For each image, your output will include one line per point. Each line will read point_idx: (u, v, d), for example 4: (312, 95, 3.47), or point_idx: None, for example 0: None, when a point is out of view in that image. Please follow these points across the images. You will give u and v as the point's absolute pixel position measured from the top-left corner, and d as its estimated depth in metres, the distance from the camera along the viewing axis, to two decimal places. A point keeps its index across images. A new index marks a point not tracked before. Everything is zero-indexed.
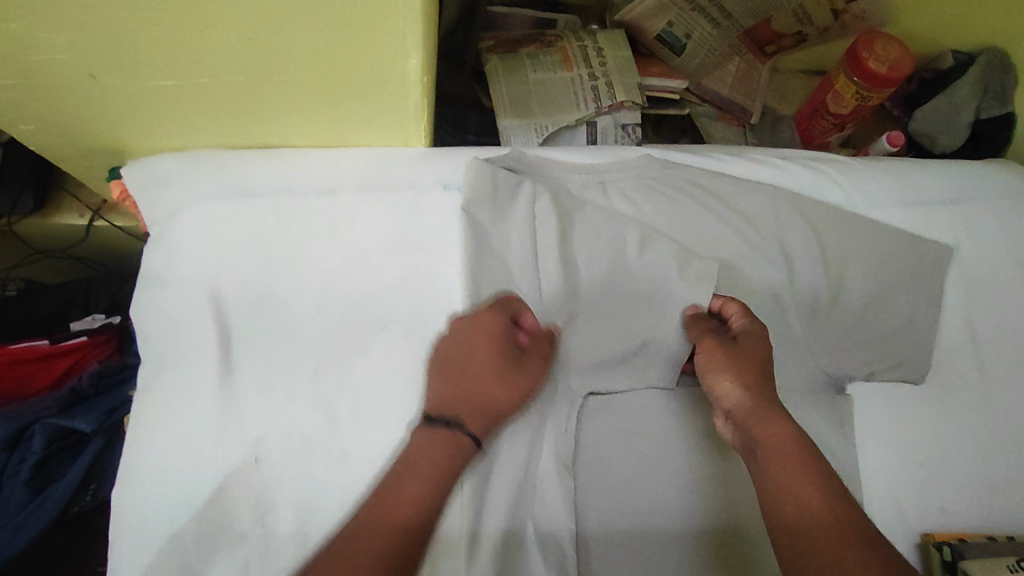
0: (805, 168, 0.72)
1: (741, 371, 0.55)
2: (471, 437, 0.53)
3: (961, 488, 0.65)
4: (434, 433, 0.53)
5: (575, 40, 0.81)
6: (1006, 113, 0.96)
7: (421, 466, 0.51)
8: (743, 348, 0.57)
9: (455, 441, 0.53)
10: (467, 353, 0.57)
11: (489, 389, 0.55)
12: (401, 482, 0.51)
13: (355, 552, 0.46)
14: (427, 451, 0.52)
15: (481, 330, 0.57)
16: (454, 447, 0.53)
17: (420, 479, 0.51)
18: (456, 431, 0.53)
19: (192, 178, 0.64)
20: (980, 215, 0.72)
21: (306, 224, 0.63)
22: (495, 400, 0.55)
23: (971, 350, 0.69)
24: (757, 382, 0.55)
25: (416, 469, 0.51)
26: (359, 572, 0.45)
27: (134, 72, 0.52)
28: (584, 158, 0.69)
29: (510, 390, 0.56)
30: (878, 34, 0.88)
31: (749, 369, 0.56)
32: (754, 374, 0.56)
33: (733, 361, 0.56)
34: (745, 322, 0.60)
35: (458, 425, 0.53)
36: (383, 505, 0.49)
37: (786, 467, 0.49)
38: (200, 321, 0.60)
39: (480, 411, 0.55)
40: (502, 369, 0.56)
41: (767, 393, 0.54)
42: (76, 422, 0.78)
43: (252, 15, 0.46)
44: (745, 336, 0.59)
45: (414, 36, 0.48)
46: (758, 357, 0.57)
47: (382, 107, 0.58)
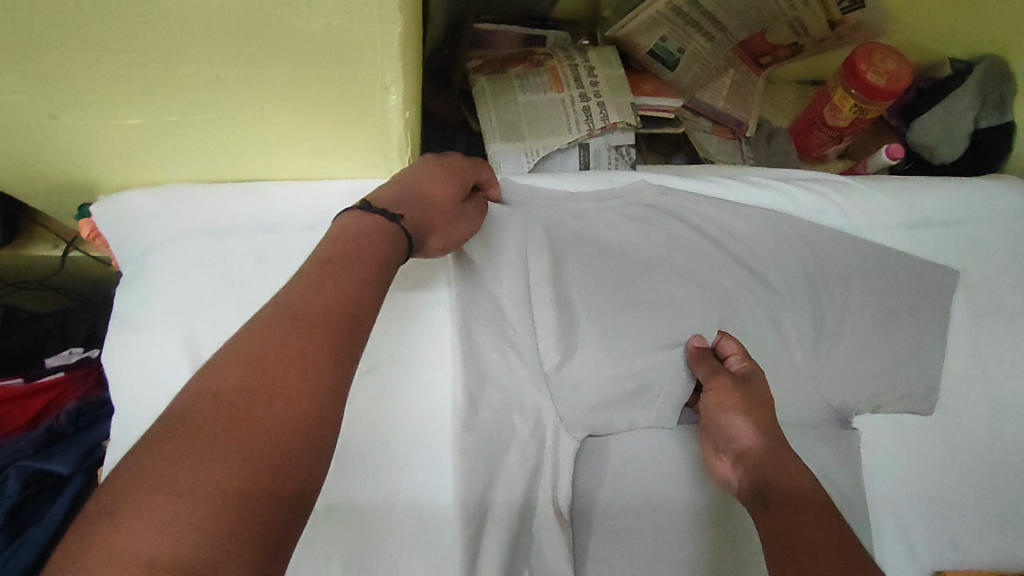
0: (807, 191, 0.69)
1: (754, 410, 0.55)
2: (403, 233, 0.49)
3: (972, 522, 0.63)
4: (370, 211, 0.49)
5: (565, 58, 0.78)
6: (1005, 122, 0.95)
7: (359, 244, 0.46)
8: (755, 388, 0.57)
9: (391, 232, 0.49)
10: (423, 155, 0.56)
11: (437, 193, 0.53)
12: (330, 269, 0.44)
13: (302, 308, 0.41)
14: (364, 219, 0.48)
15: (445, 165, 0.55)
16: (390, 244, 0.48)
17: (360, 250, 0.46)
18: (392, 224, 0.49)
19: (164, 214, 0.60)
20: (986, 236, 0.70)
21: (287, 262, 0.60)
22: (434, 207, 0.53)
23: (982, 378, 0.67)
24: (768, 424, 0.55)
25: (352, 237, 0.47)
26: (282, 357, 0.38)
27: (97, 111, 0.49)
28: (577, 185, 0.65)
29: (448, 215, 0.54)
30: (877, 45, 0.85)
31: (761, 410, 0.56)
32: (764, 414, 0.55)
33: (746, 399, 0.56)
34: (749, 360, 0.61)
35: (399, 219, 0.50)
36: (316, 289, 0.43)
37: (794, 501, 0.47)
38: (176, 366, 0.57)
39: (424, 209, 0.52)
40: (449, 196, 0.54)
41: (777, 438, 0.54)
42: (53, 464, 0.73)
43: (219, 54, 0.43)
44: (753, 375, 0.59)
45: (394, 71, 0.45)
46: (766, 399, 0.57)
47: (363, 141, 0.55)
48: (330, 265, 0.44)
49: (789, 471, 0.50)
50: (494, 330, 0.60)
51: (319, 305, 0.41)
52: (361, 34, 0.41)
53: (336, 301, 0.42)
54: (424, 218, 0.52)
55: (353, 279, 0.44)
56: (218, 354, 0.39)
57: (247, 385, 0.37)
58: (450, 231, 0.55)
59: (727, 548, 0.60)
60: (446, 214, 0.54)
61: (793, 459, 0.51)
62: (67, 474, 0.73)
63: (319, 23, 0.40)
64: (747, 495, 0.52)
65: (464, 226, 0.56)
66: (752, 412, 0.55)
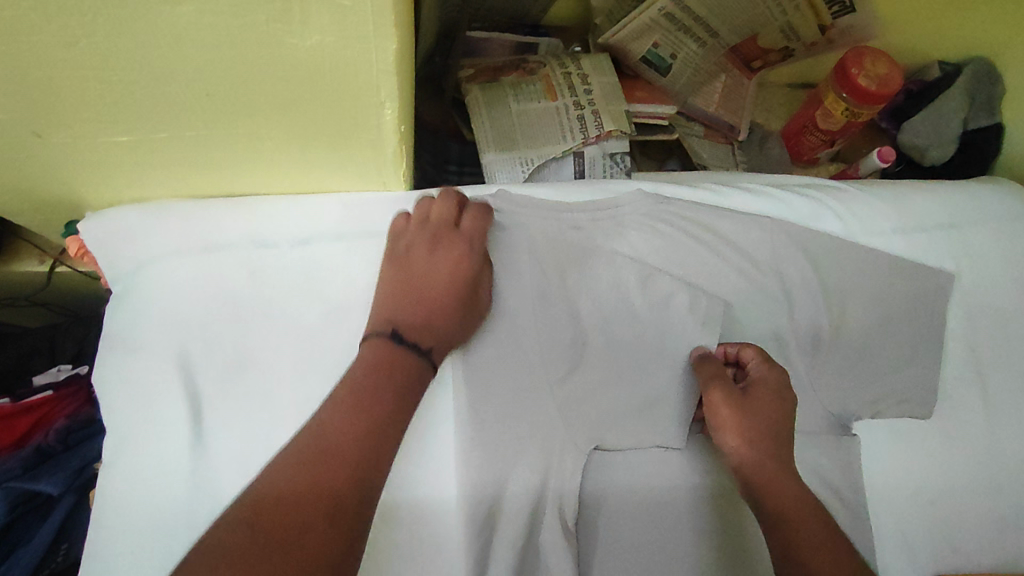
0: (801, 198, 0.69)
1: (757, 425, 0.54)
2: (426, 363, 0.54)
3: (972, 526, 0.63)
4: (399, 344, 0.53)
5: (557, 67, 0.78)
6: (994, 124, 0.95)
7: (386, 373, 0.51)
8: (766, 399, 0.56)
9: (419, 364, 0.53)
10: (413, 242, 0.60)
11: (441, 284, 0.58)
12: (363, 392, 0.49)
13: (333, 430, 0.47)
14: (386, 348, 0.53)
15: (450, 266, 0.58)
16: (413, 367, 0.53)
17: (388, 380, 0.51)
18: (421, 359, 0.54)
19: (153, 232, 0.59)
20: (979, 239, 0.70)
21: (281, 279, 0.60)
22: (448, 319, 0.56)
23: (977, 380, 0.67)
24: (776, 435, 0.55)
25: (376, 368, 0.51)
26: (313, 480, 0.43)
27: (84, 129, 0.48)
28: (573, 195, 0.66)
29: (470, 300, 0.58)
30: (866, 49, 0.86)
31: (770, 421, 0.55)
32: (771, 428, 0.55)
33: (748, 415, 0.55)
34: (771, 365, 0.58)
35: (426, 350, 0.55)
36: (348, 411, 0.48)
37: (797, 521, 0.49)
38: (169, 387, 0.56)
39: (445, 314, 0.57)
40: (461, 302, 0.57)
41: (783, 451, 0.54)
42: (42, 484, 0.72)
43: (208, 70, 0.42)
44: (766, 383, 0.57)
45: (389, 87, 0.45)
46: (778, 407, 0.56)
47: (359, 156, 0.54)
48: (355, 392, 0.49)
49: (794, 490, 0.52)
50: (496, 344, 0.60)
51: (347, 435, 0.46)
52: (356, 50, 0.41)
53: (362, 428, 0.47)
54: (445, 318, 0.56)
55: (376, 413, 0.48)
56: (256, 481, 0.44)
57: (285, 516, 0.42)
58: (479, 310, 0.59)
59: (734, 554, 0.59)
60: (469, 301, 0.58)
61: (794, 476, 0.53)
62: (56, 494, 0.73)
63: (311, 40, 0.40)
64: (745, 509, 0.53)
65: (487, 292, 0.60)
66: (756, 427, 0.54)
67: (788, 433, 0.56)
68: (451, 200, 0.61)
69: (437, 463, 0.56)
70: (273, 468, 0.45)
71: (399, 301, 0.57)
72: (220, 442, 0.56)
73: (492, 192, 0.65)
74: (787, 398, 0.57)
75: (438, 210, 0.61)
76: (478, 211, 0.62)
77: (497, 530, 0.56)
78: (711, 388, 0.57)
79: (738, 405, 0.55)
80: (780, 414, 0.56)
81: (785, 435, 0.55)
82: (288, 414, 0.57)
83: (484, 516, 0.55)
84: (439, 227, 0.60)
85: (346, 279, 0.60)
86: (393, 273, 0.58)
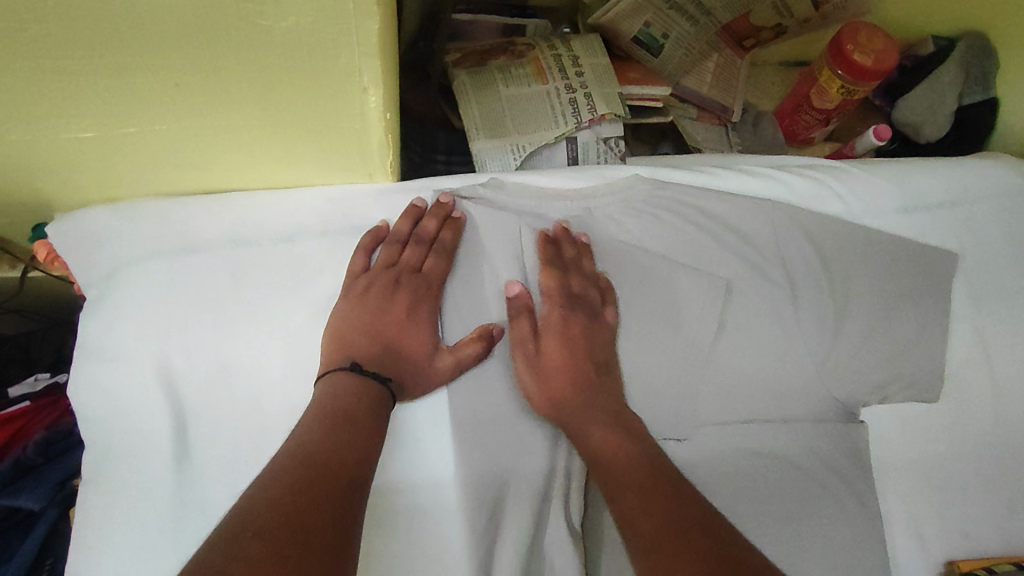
0: (803, 179, 0.67)
1: (555, 372, 0.55)
2: (386, 390, 0.52)
3: (980, 509, 0.62)
4: (358, 373, 0.51)
5: (547, 49, 0.75)
6: (989, 98, 0.93)
7: (343, 401, 0.49)
8: (585, 341, 0.57)
9: (379, 392, 0.51)
10: (373, 279, 0.56)
11: (401, 334, 0.55)
12: (338, 410, 0.48)
13: (318, 444, 0.45)
14: (342, 385, 0.50)
15: (409, 295, 0.57)
16: (374, 401, 0.50)
17: (357, 407, 0.49)
18: (381, 386, 0.52)
19: (127, 233, 0.56)
20: (981, 216, 0.69)
21: (264, 278, 0.57)
22: (409, 357, 0.55)
23: (983, 360, 0.66)
24: (571, 371, 0.55)
25: (335, 399, 0.49)
26: (306, 488, 0.41)
27: (45, 124, 0.44)
28: (567, 183, 0.63)
29: (428, 358, 0.55)
30: (862, 24, 0.84)
31: (547, 367, 0.56)
32: (569, 367, 0.56)
33: (546, 370, 0.56)
34: (560, 298, 0.58)
35: (387, 378, 0.52)
36: (332, 426, 0.47)
37: (616, 459, 0.49)
38: (150, 399, 0.54)
39: (400, 357, 0.55)
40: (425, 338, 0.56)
41: (588, 379, 0.56)
42: (21, 500, 0.68)
43: (174, 56, 0.39)
44: (550, 318, 0.57)
45: (372, 71, 0.41)
46: (567, 333, 0.57)
47: (342, 145, 0.51)
48: (331, 421, 0.47)
49: (613, 438, 0.51)
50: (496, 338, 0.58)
51: (337, 455, 0.45)
52: (336, 32, 0.38)
53: (347, 454, 0.46)
54: (397, 367, 0.54)
55: (352, 422, 0.48)
56: (247, 493, 0.41)
57: (297, 514, 0.39)
58: (436, 376, 0.55)
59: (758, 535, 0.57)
60: (424, 358, 0.55)
61: (607, 423, 0.52)
62: (38, 509, 0.69)
63: (287, 21, 0.36)
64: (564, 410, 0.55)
65: (457, 364, 0.55)
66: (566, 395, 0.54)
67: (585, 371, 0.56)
68: (422, 240, 0.58)
69: (438, 463, 0.55)
70: (262, 481, 0.42)
71: (352, 330, 0.54)
72: (208, 452, 0.54)
73: (485, 180, 0.62)
74: (578, 322, 0.57)
75: (407, 252, 0.57)
76: (445, 250, 0.58)
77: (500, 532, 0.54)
78: (518, 360, 0.56)
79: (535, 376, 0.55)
80: (577, 363, 0.56)
81: (588, 360, 0.56)
82: (278, 421, 0.54)
83: (485, 520, 0.53)
84: (405, 269, 0.57)
85: (334, 276, 0.58)
86: (349, 303, 0.55)
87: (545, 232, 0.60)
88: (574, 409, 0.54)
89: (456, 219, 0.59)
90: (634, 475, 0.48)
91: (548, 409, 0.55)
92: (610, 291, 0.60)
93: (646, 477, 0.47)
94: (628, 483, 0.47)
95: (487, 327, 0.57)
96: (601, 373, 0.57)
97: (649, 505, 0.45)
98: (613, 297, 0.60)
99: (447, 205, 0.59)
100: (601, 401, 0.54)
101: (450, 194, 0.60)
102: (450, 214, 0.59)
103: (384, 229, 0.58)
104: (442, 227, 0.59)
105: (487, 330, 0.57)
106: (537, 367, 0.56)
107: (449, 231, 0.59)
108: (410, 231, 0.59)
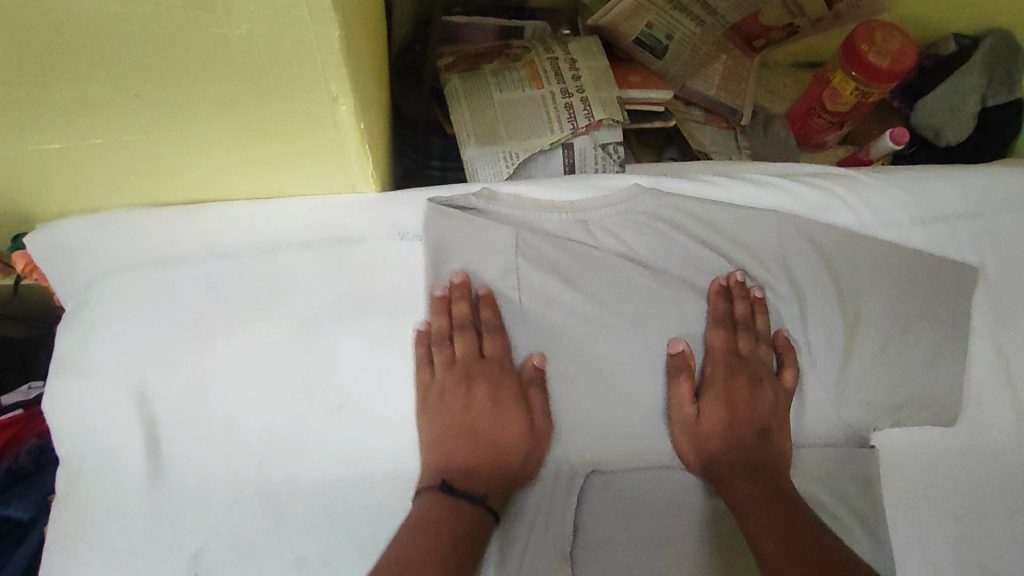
0: (811, 189, 0.64)
1: (711, 426, 0.56)
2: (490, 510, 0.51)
3: (999, 541, 0.58)
4: (451, 496, 0.50)
5: (543, 51, 0.72)
6: (1015, 100, 0.89)
7: (451, 527, 0.49)
8: (747, 398, 0.57)
9: (475, 512, 0.51)
10: (444, 386, 0.55)
11: (495, 426, 0.54)
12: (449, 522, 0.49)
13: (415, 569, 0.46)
14: (443, 511, 0.49)
15: (482, 398, 0.55)
16: (474, 521, 0.50)
17: (442, 531, 0.48)
18: (479, 504, 0.51)
19: (103, 244, 0.54)
20: (1005, 228, 0.65)
21: (244, 292, 0.55)
22: (503, 455, 0.54)
23: (1006, 383, 0.62)
24: (730, 424, 0.56)
25: (440, 525, 0.49)
26: None
27: (8, 137, 0.43)
28: (561, 193, 0.60)
29: (525, 436, 0.54)
30: (877, 24, 0.80)
31: (717, 422, 0.56)
32: (733, 424, 0.56)
33: (704, 425, 0.56)
34: (728, 357, 0.59)
35: (484, 496, 0.52)
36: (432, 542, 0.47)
37: (756, 509, 0.51)
38: (125, 415, 0.52)
39: (500, 455, 0.54)
40: (507, 411, 0.55)
41: (744, 439, 0.56)
42: (11, 509, 0.67)
43: (129, 67, 0.37)
44: (715, 380, 0.58)
45: (339, 81, 0.39)
46: (729, 393, 0.58)
47: (319, 155, 0.49)
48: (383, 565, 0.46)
49: (755, 490, 0.52)
50: (483, 355, 0.56)
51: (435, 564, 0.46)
52: (295, 40, 0.35)
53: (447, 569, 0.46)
54: (485, 456, 0.54)
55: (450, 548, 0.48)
56: None
57: None
58: (539, 443, 0.55)
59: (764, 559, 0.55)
60: (521, 437, 0.54)
61: (764, 478, 0.53)
62: (27, 519, 0.67)
63: (242, 30, 0.34)
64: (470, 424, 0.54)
65: (543, 410, 0.56)
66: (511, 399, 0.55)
67: (748, 415, 0.57)
68: (466, 326, 0.56)
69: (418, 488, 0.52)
70: None
71: (432, 454, 0.53)
72: (182, 472, 0.52)
73: (476, 190, 0.59)
74: (740, 384, 0.58)
75: (460, 347, 0.55)
76: (493, 328, 0.56)
77: (484, 559, 0.52)
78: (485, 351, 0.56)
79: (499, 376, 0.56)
80: (756, 409, 0.57)
81: (751, 420, 0.57)
82: (254, 441, 0.53)
83: None
84: (468, 358, 0.56)
85: (315, 290, 0.56)
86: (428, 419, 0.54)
87: (718, 282, 0.60)
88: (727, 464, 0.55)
89: (484, 296, 0.57)
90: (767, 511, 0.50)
91: (701, 467, 0.56)
92: (789, 351, 0.60)
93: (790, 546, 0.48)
94: (766, 535, 0.49)
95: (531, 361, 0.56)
96: (762, 436, 0.56)
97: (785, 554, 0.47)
98: (792, 359, 0.60)
99: (463, 284, 0.57)
100: (767, 461, 0.55)
101: (432, 201, 0.58)
102: (476, 292, 0.57)
103: (427, 330, 0.56)
104: (477, 308, 0.57)
105: (529, 365, 0.56)
106: (701, 418, 0.56)
107: (487, 308, 0.56)
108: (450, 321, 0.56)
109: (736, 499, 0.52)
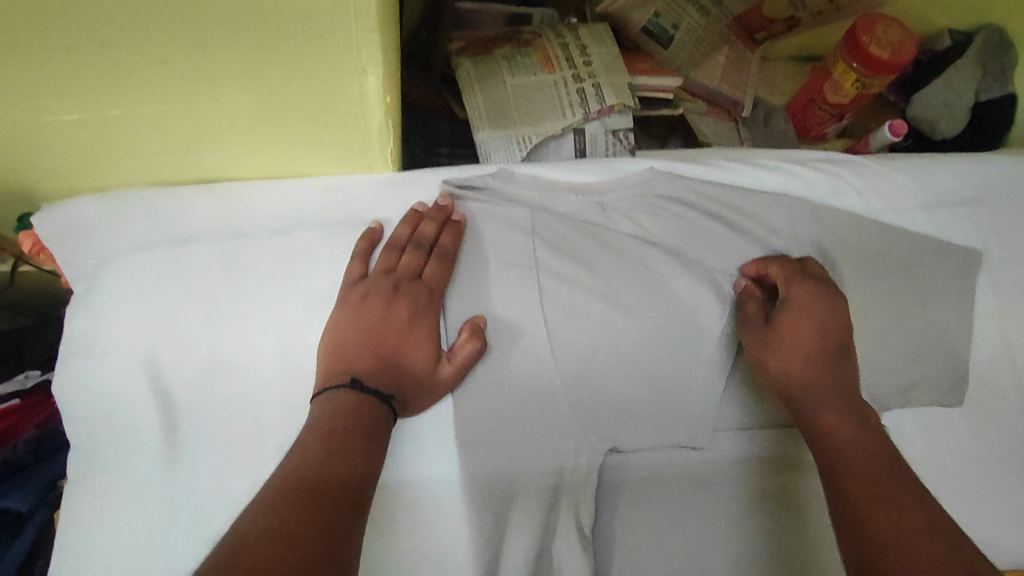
0: (820, 173, 0.65)
1: (792, 349, 0.55)
2: (388, 411, 0.49)
3: (1005, 517, 0.59)
4: (359, 392, 0.49)
5: (554, 37, 0.73)
6: (1006, 94, 0.91)
7: (344, 421, 0.47)
8: (824, 318, 0.55)
9: (380, 411, 0.49)
10: (372, 286, 0.54)
11: (405, 340, 0.53)
12: (346, 429, 0.46)
13: (317, 466, 0.43)
14: (346, 402, 0.48)
15: (405, 306, 0.53)
16: (372, 423, 0.48)
17: (350, 435, 0.46)
18: (384, 404, 0.49)
19: (117, 224, 0.53)
20: (1005, 212, 0.66)
21: (259, 271, 0.54)
22: (413, 376, 0.52)
23: (1007, 363, 0.63)
24: (808, 347, 0.54)
25: (338, 417, 0.47)
26: (295, 513, 0.39)
27: (27, 107, 0.43)
28: (580, 174, 0.61)
29: (430, 368, 0.52)
30: (877, 15, 0.80)
31: (814, 324, 0.55)
32: (811, 341, 0.55)
33: (797, 324, 0.55)
34: (804, 277, 0.57)
35: (388, 396, 0.50)
36: (332, 445, 0.45)
37: (851, 452, 0.48)
38: (138, 394, 0.51)
39: (401, 370, 0.52)
40: (423, 338, 0.53)
41: (826, 355, 0.54)
42: (8, 501, 0.60)
43: (161, 34, 0.38)
44: (799, 296, 0.56)
45: (371, 47, 0.40)
46: (813, 312, 0.55)
47: (340, 128, 0.49)
48: (331, 436, 0.45)
49: (850, 427, 0.50)
50: (499, 333, 0.55)
51: (335, 480, 0.43)
52: (332, 4, 0.37)
53: (347, 476, 0.43)
54: (386, 367, 0.51)
55: (354, 440, 0.46)
56: (237, 523, 0.38)
57: (287, 536, 0.37)
58: (440, 385, 0.52)
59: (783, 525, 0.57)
60: (425, 370, 0.52)
61: (852, 405, 0.51)
62: (27, 512, 0.61)
63: None
64: (380, 329, 0.52)
65: (460, 369, 0.53)
66: (432, 329, 0.54)
67: (832, 337, 0.55)
68: (422, 244, 0.55)
69: (440, 471, 0.52)
70: (255, 507, 0.40)
71: (350, 344, 0.52)
72: (198, 452, 0.51)
73: (493, 171, 0.59)
74: (825, 302, 0.56)
75: (406, 258, 0.55)
76: (445, 255, 0.56)
77: (507, 532, 0.52)
78: (409, 268, 0.55)
79: (425, 299, 0.54)
80: (838, 329, 0.55)
81: (829, 343, 0.55)
82: (275, 420, 0.52)
83: (494, 522, 0.52)
84: (404, 276, 0.55)
85: (331, 270, 0.55)
86: (345, 319, 0.53)
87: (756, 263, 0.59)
88: (816, 388, 0.53)
89: (456, 223, 0.57)
90: (861, 458, 0.47)
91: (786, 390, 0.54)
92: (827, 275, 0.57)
93: (893, 505, 0.43)
94: (869, 493, 0.44)
95: (475, 321, 0.54)
96: (842, 356, 0.55)
97: (877, 505, 0.43)
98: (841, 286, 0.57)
99: (446, 208, 0.57)
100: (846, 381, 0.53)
101: (448, 196, 0.57)
102: (450, 216, 0.57)
103: (379, 230, 0.56)
104: (442, 231, 0.56)
105: (470, 322, 0.54)
106: (774, 348, 0.55)
107: (448, 235, 0.56)
108: (410, 237, 0.56)
109: (822, 444, 0.50)
